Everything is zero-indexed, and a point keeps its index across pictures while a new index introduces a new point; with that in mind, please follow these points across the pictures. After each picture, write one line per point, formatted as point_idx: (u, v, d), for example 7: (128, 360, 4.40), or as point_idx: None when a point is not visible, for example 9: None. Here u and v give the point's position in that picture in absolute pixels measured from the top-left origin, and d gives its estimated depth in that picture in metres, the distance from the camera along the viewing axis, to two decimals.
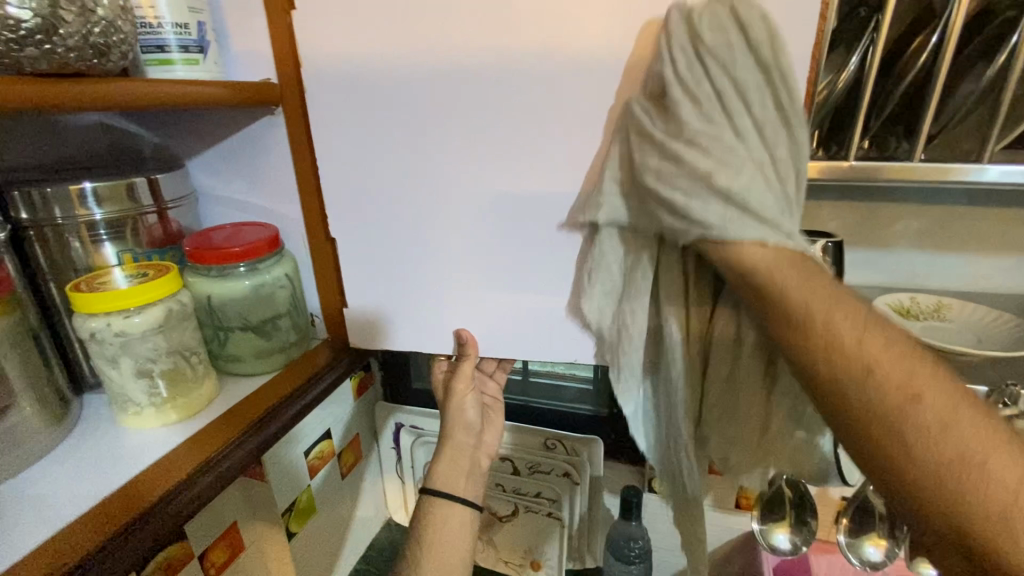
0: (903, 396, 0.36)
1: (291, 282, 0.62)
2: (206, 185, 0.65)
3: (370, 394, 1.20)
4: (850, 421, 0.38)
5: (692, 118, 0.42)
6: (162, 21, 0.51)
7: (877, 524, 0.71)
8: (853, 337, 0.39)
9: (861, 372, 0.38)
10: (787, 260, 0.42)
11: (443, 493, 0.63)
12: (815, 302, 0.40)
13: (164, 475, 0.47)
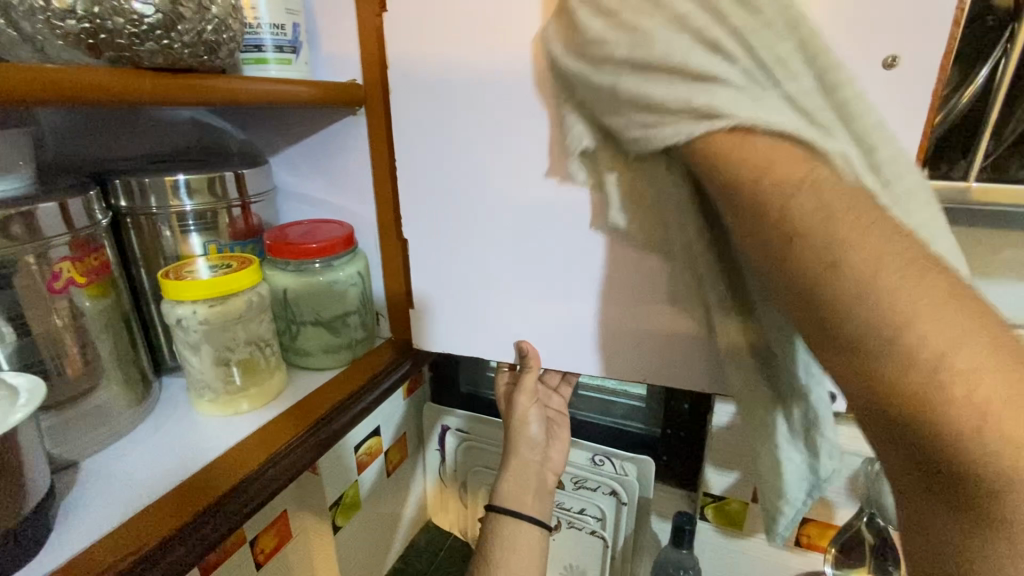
0: (867, 275, 0.27)
1: (362, 280, 0.62)
2: (286, 182, 0.67)
3: (419, 395, 1.20)
4: (803, 307, 0.29)
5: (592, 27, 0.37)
6: (260, 22, 0.52)
7: None
8: (814, 206, 0.29)
9: (828, 252, 0.28)
10: (774, 143, 0.32)
11: (510, 510, 0.63)
12: (778, 161, 0.31)
13: (230, 469, 0.47)
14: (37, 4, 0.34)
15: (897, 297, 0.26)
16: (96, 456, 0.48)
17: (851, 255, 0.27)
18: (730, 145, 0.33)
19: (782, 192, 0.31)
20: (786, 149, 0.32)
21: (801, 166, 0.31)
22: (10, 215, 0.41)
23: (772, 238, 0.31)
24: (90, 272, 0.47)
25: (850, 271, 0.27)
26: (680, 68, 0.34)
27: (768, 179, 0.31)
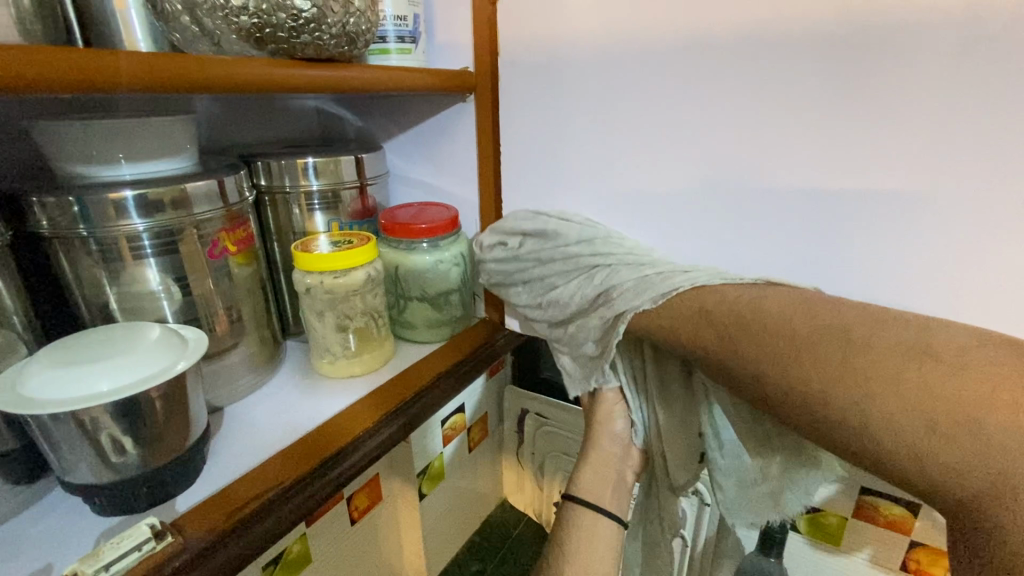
0: (819, 399, 0.37)
1: (464, 260, 0.65)
2: (397, 166, 0.72)
3: (500, 377, 1.24)
4: (793, 410, 0.39)
5: (548, 266, 0.57)
6: (385, 13, 0.56)
7: None
8: (756, 351, 0.41)
9: (801, 386, 0.38)
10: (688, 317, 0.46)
11: (588, 501, 0.62)
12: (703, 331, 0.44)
13: (316, 448, 0.49)
14: (218, 2, 0.39)
15: (824, 371, 0.37)
16: (236, 405, 0.55)
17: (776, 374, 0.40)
18: (647, 319, 0.48)
19: (714, 350, 0.44)
20: (678, 300, 0.47)
21: (729, 314, 0.43)
22: (182, 191, 0.47)
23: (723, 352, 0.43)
24: (239, 243, 0.54)
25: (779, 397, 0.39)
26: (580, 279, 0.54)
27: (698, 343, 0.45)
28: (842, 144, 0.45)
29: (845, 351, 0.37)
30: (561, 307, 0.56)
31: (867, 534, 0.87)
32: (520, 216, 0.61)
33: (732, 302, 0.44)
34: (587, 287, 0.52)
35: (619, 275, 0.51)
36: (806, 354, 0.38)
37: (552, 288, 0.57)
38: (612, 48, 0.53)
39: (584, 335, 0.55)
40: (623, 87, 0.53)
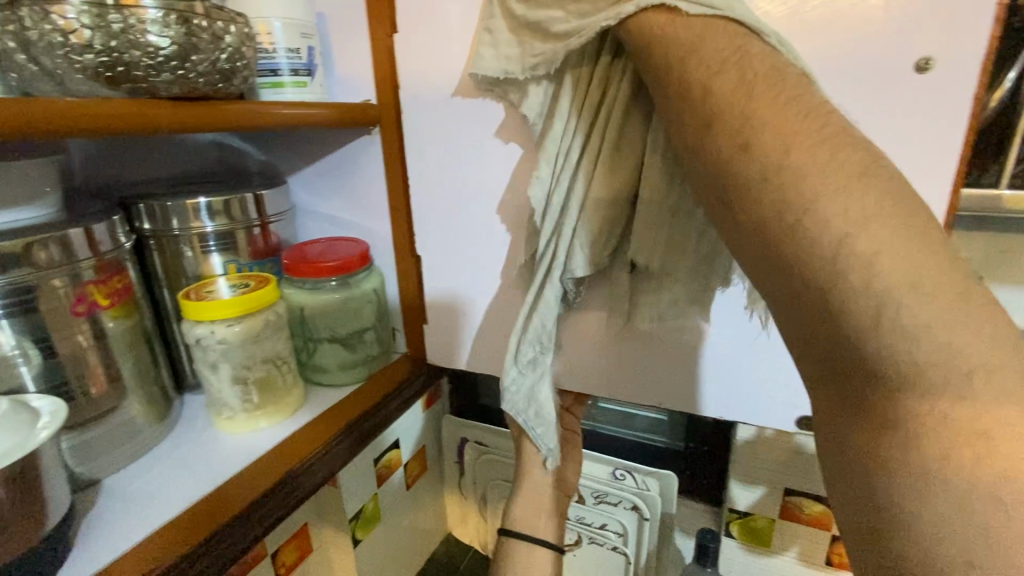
0: (781, 147, 0.29)
1: (377, 297, 0.62)
2: (305, 201, 0.69)
3: (438, 407, 1.20)
4: (720, 165, 0.32)
5: None
6: (276, 46, 0.54)
7: None
8: (734, 85, 0.32)
9: (743, 125, 0.30)
10: (706, 35, 0.35)
11: (521, 534, 0.60)
12: (707, 42, 0.35)
13: (249, 482, 0.49)
14: (56, 40, 0.35)
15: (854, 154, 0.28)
16: (118, 475, 0.49)
17: (762, 130, 0.30)
18: (660, 27, 0.37)
19: (698, 67, 0.34)
20: (721, 26, 0.35)
21: (726, 40, 0.35)
22: (40, 239, 0.42)
23: (695, 117, 0.33)
24: (114, 295, 0.48)
25: (720, 135, 0.32)
26: None
27: (699, 49, 0.35)
28: None
29: (865, 167, 0.28)
30: None
31: (794, 534, 0.92)
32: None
33: (783, 66, 0.33)
34: None
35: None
36: (838, 141, 0.29)
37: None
38: None
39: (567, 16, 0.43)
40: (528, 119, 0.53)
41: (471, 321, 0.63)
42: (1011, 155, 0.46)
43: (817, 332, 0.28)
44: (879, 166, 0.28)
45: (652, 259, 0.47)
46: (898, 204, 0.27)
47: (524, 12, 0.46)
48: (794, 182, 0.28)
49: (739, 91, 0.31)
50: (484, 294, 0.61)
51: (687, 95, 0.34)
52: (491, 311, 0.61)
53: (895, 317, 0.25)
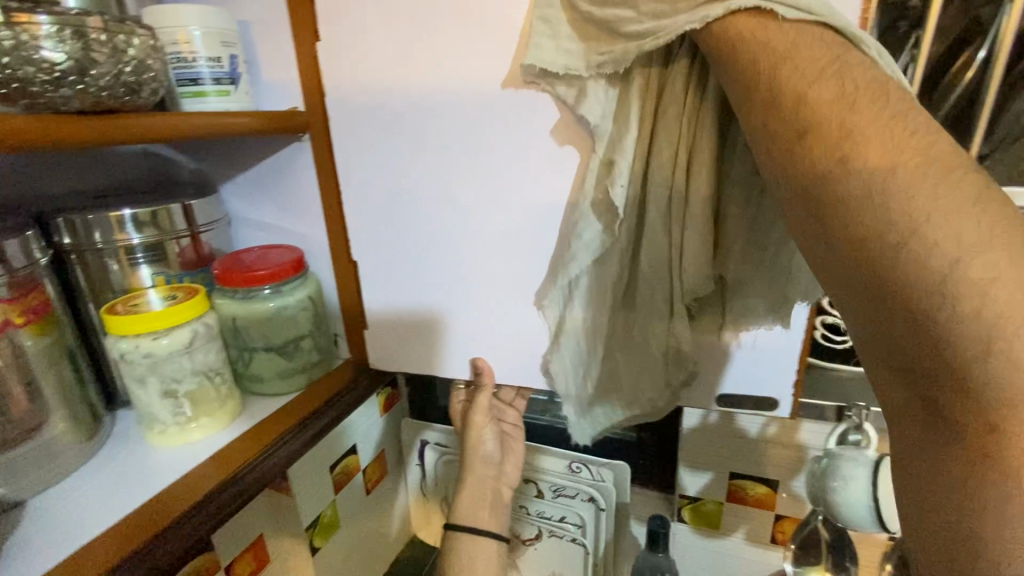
0: (885, 166, 0.29)
1: (314, 304, 0.62)
2: (239, 210, 0.68)
3: (397, 410, 1.20)
4: (807, 181, 0.31)
5: None
6: (196, 55, 0.53)
7: (823, 555, 0.63)
8: (835, 96, 0.31)
9: (843, 141, 0.30)
10: (804, 44, 0.34)
11: (468, 527, 0.61)
12: (798, 53, 0.34)
13: (185, 492, 0.49)
14: None
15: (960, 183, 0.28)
16: (43, 497, 0.48)
17: (866, 148, 0.29)
18: (747, 34, 0.36)
19: (793, 76, 0.33)
20: (814, 38, 0.35)
21: (826, 50, 0.34)
22: None
23: (791, 133, 0.32)
24: (31, 312, 0.47)
25: (819, 146, 0.31)
26: None
27: (789, 62, 0.34)
28: None
29: (981, 192, 0.28)
30: None
31: (740, 514, 0.96)
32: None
33: (886, 83, 0.32)
34: None
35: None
36: (948, 161, 0.29)
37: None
38: (441, 85, 0.52)
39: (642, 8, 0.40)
40: (455, 126, 0.53)
41: (410, 324, 0.63)
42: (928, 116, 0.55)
43: (922, 360, 0.27)
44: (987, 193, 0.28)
45: (733, 271, 0.47)
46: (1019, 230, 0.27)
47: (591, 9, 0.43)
48: (898, 203, 0.28)
49: (839, 103, 0.31)
50: (457, 299, 0.60)
51: (772, 105, 0.34)
52: (463, 320, 0.61)
53: (1009, 347, 0.25)
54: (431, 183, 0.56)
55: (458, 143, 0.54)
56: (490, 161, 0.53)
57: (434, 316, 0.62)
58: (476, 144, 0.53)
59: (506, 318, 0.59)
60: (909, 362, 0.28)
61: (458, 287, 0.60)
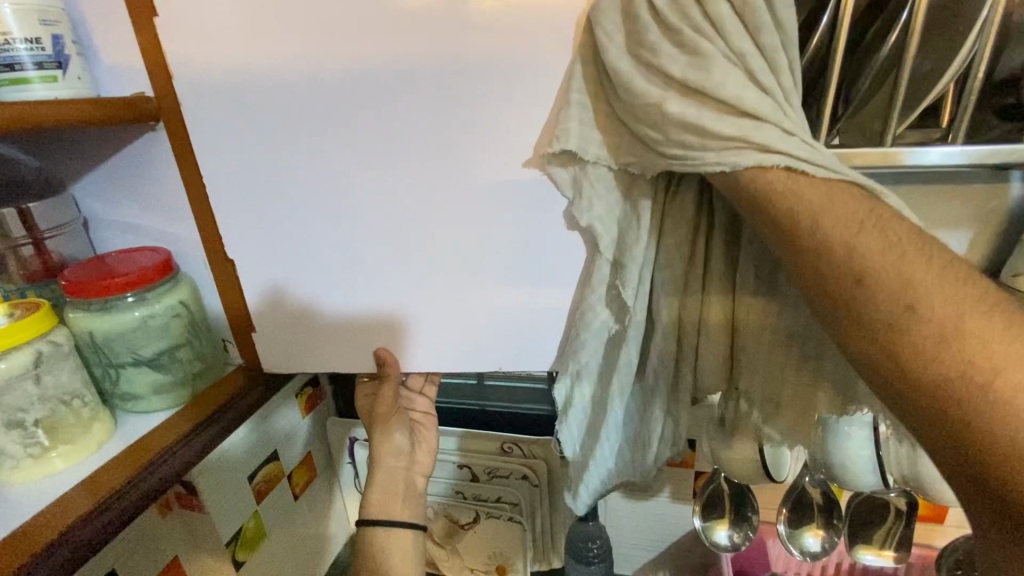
0: (950, 320, 0.35)
1: (188, 308, 0.57)
2: (96, 210, 0.61)
3: (322, 409, 1.16)
4: (863, 320, 0.37)
5: (659, 39, 0.43)
6: (9, 37, 0.46)
7: (727, 507, 0.67)
8: (880, 248, 0.37)
9: (904, 290, 0.36)
10: (840, 196, 0.39)
11: (379, 521, 0.61)
12: (836, 203, 0.39)
13: (53, 517, 0.45)
14: None
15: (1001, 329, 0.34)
16: None
17: (925, 300, 0.35)
18: (778, 181, 0.41)
19: (835, 230, 0.38)
20: (841, 191, 0.40)
21: (857, 203, 0.39)
22: None
23: (846, 279, 0.38)
24: None
25: (871, 297, 0.37)
26: (721, 100, 0.41)
27: (822, 212, 0.39)
28: (514, 140, 0.50)
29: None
30: (674, 64, 0.42)
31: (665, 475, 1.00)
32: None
33: (921, 233, 0.38)
34: (716, 73, 0.41)
35: (786, 60, 0.42)
36: (999, 308, 0.35)
37: (706, 30, 0.42)
38: (306, 69, 0.50)
39: (678, 149, 0.43)
40: (329, 112, 0.51)
41: (303, 320, 0.60)
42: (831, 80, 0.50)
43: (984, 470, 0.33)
44: None
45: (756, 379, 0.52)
46: None
47: (632, 126, 0.45)
48: (964, 355, 0.34)
49: (888, 254, 0.37)
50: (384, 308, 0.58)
51: (819, 251, 0.39)
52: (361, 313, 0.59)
53: None
54: (310, 172, 0.54)
55: (352, 131, 0.51)
56: (446, 206, 0.53)
57: (331, 310, 0.59)
58: (376, 135, 0.51)
59: (433, 312, 0.58)
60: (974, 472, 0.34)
61: (359, 277, 0.57)
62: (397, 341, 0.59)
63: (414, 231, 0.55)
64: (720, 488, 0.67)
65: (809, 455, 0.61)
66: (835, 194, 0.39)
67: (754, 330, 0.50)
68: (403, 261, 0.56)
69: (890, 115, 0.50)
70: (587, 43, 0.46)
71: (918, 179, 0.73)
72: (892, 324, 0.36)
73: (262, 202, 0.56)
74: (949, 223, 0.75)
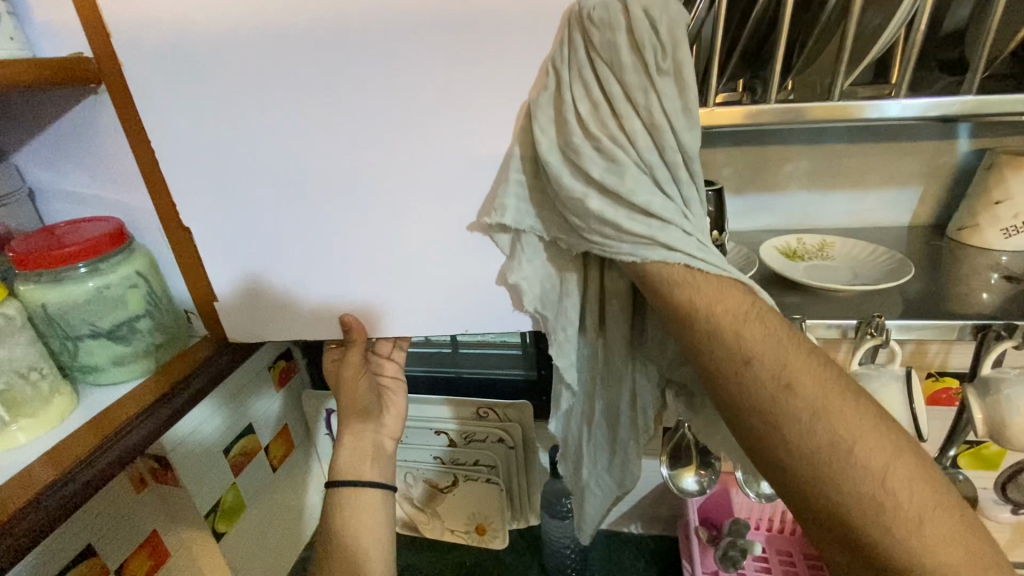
0: (809, 396, 0.45)
1: (146, 279, 0.56)
2: (41, 179, 0.59)
3: (296, 382, 1.16)
4: (749, 393, 0.46)
5: (585, 144, 0.49)
6: None
7: (693, 455, 0.71)
8: (759, 335, 0.47)
9: (777, 370, 0.46)
10: (725, 287, 0.50)
11: (348, 482, 0.63)
12: (722, 298, 0.49)
13: (13, 491, 0.45)
14: None
15: (840, 402, 0.44)
16: None
17: (790, 376, 0.45)
18: (682, 272, 0.50)
19: (725, 318, 0.48)
20: (725, 281, 0.50)
21: (740, 297, 0.49)
22: None
23: (736, 360, 0.47)
24: None
25: (756, 375, 0.46)
26: (632, 205, 0.49)
27: (712, 301, 0.49)
28: (472, 101, 0.50)
29: (859, 397, 0.45)
30: (596, 167, 0.49)
31: None
32: (642, 9, 0.46)
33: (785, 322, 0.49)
34: (628, 181, 0.49)
35: (687, 170, 0.50)
36: (839, 383, 0.46)
37: (623, 141, 0.49)
38: (256, 30, 0.48)
39: (599, 237, 0.51)
40: (280, 75, 0.50)
41: (265, 288, 0.59)
42: (781, 37, 0.51)
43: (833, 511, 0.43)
44: (861, 404, 0.45)
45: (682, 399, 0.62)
46: (881, 430, 0.44)
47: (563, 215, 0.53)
48: (830, 425, 0.44)
49: (764, 341, 0.46)
50: (349, 279, 0.58)
51: (714, 334, 0.47)
52: (326, 281, 0.58)
53: (878, 504, 0.42)
54: (265, 137, 0.52)
55: (306, 96, 0.50)
56: (407, 173, 0.53)
57: (293, 276, 0.59)
58: (331, 100, 0.50)
59: (399, 280, 0.58)
60: (826, 514, 0.43)
61: (322, 244, 0.57)
62: (362, 306, 0.59)
63: (373, 195, 0.54)
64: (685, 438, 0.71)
65: None
66: (722, 285, 0.50)
67: (670, 358, 0.61)
68: (363, 225, 0.56)
69: (837, 70, 0.52)
70: (526, 129, 0.51)
71: (872, 137, 0.75)
72: (766, 399, 0.46)
73: (216, 169, 0.54)
74: (898, 181, 0.78)
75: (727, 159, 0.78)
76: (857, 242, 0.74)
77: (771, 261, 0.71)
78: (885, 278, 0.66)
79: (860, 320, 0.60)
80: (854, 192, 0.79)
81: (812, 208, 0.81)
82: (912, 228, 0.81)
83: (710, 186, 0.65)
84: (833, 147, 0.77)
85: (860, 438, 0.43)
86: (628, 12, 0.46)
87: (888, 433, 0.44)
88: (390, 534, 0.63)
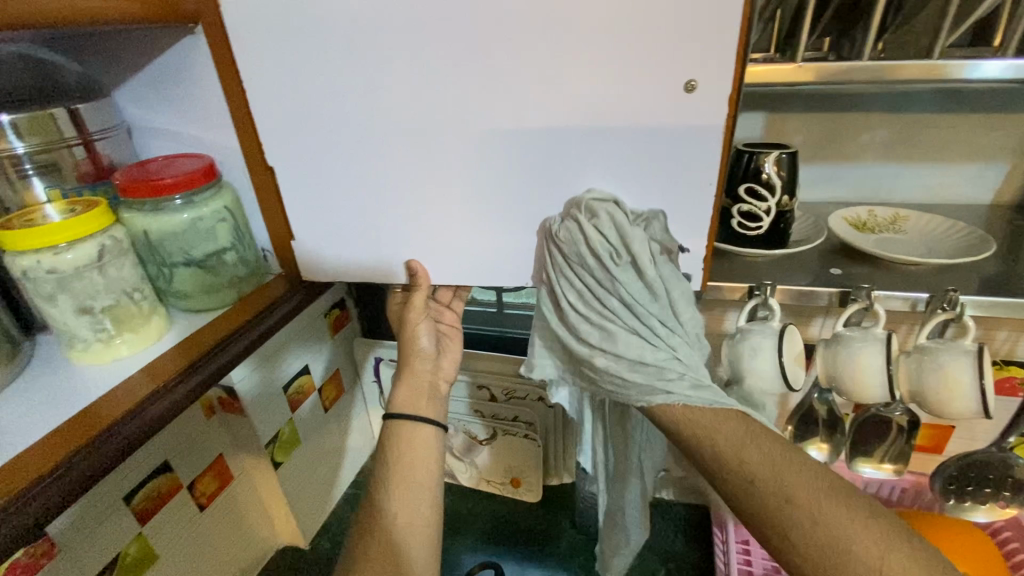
0: (810, 502, 0.52)
1: (232, 214, 0.60)
2: (139, 116, 0.63)
3: (347, 331, 1.21)
4: (759, 508, 0.54)
5: (583, 326, 0.60)
6: None
7: (820, 431, 0.75)
8: (760, 457, 0.55)
9: (779, 484, 0.53)
10: (719, 420, 0.59)
11: (406, 416, 0.66)
12: (719, 429, 0.58)
13: (119, 400, 0.49)
14: None
15: (836, 507, 0.52)
16: None
17: (791, 488, 0.53)
18: (684, 413, 0.59)
19: (727, 446, 0.57)
20: (718, 413, 0.59)
21: (737, 424, 0.58)
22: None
23: (742, 480, 0.55)
24: None
25: (760, 493, 0.54)
26: (634, 361, 0.59)
27: (709, 438, 0.58)
28: None
29: (853, 498, 0.53)
30: (593, 339, 0.60)
31: None
32: (594, 226, 0.54)
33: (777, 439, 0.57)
34: (621, 343, 0.59)
35: (673, 323, 0.59)
36: (835, 489, 0.53)
37: (611, 315, 0.59)
38: None
39: (611, 384, 0.61)
40: (364, 20, 0.50)
41: (337, 229, 0.62)
42: None
43: None
44: (854, 506, 0.52)
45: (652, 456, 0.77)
46: (876, 528, 0.51)
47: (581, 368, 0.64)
48: (828, 528, 0.51)
49: (763, 461, 0.55)
50: (407, 228, 0.60)
51: (720, 459, 0.57)
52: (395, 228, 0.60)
53: None
54: (347, 83, 0.54)
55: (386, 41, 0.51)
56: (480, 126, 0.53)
57: (365, 220, 0.61)
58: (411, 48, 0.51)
59: (463, 231, 0.59)
60: None
61: (392, 195, 0.58)
62: (428, 253, 0.61)
63: (444, 146, 0.54)
64: (793, 412, 0.76)
65: (822, 368, 0.63)
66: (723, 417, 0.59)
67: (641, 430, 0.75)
68: (432, 176, 0.56)
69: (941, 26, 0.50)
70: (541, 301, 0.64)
71: (962, 106, 0.71)
72: (771, 513, 0.53)
73: (298, 111, 0.56)
74: (986, 155, 0.73)
75: (799, 125, 0.75)
76: (933, 217, 0.71)
77: (837, 230, 0.69)
78: (962, 254, 0.64)
79: (932, 293, 0.59)
80: (934, 165, 0.75)
81: (886, 181, 0.78)
82: (994, 206, 0.76)
83: (784, 149, 0.63)
84: (918, 116, 0.73)
85: (860, 538, 0.50)
86: (583, 231, 0.54)
87: (882, 532, 0.50)
88: (443, 468, 0.67)
